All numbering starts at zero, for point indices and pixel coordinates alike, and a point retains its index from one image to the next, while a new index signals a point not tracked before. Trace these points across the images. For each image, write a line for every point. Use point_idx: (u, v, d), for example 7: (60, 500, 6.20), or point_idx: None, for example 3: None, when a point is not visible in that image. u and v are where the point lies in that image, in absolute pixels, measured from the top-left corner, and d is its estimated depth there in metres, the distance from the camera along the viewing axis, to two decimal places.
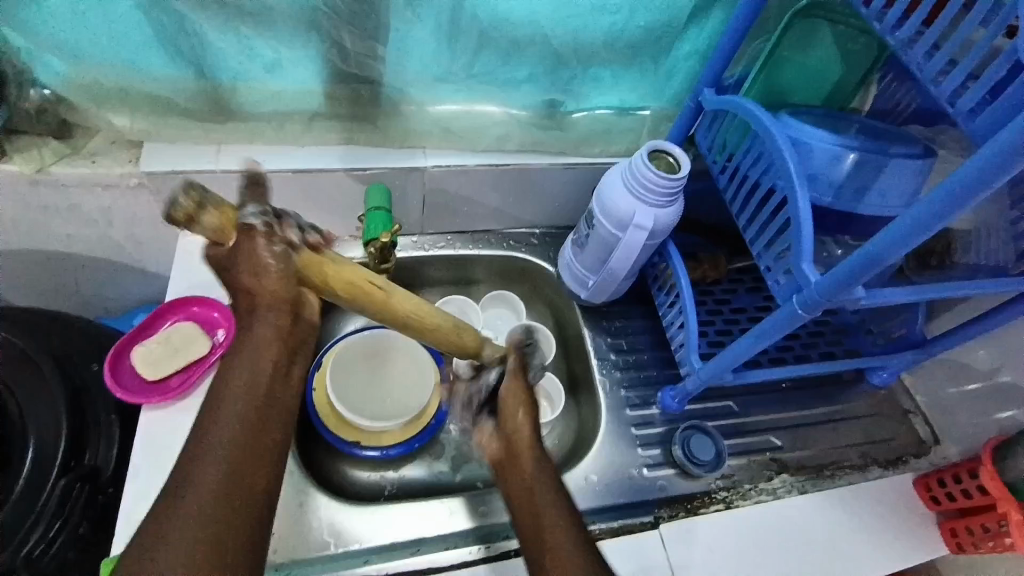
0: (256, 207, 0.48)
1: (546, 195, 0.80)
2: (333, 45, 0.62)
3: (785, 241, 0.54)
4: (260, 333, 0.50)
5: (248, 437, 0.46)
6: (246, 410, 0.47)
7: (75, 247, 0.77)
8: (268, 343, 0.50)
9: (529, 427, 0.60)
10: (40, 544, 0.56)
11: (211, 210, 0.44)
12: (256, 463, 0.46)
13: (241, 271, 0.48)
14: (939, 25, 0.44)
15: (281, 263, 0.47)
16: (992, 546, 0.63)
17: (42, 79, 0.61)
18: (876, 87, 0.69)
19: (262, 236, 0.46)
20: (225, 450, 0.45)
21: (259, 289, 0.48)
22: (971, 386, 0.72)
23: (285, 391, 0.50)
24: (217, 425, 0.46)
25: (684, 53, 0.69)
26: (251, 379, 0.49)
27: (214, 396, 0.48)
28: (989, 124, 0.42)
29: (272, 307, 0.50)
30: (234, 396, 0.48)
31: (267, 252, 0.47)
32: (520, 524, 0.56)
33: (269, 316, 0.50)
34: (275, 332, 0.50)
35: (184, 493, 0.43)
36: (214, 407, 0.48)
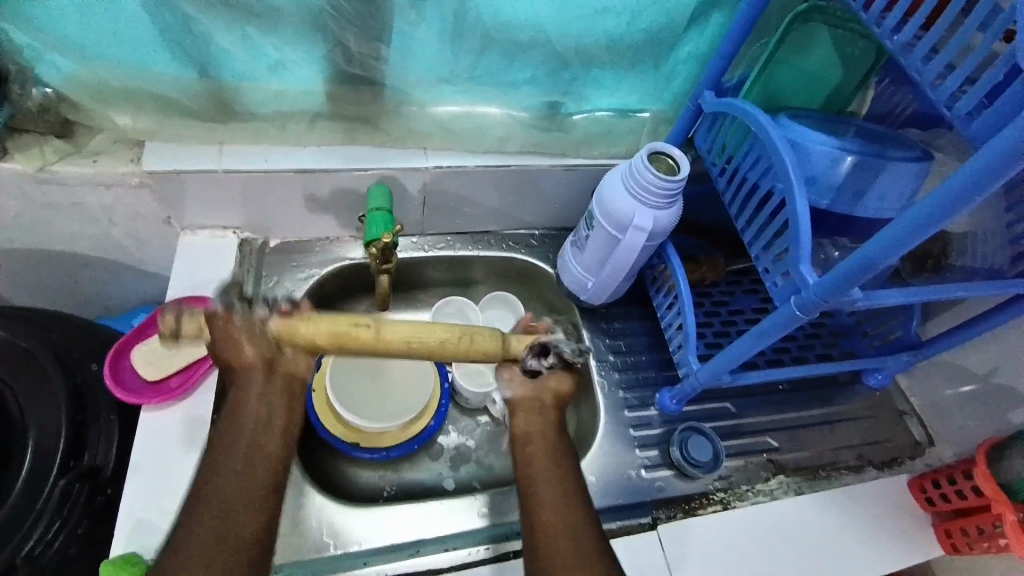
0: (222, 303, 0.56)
1: (546, 197, 0.81)
2: (337, 46, 0.63)
3: (783, 243, 0.54)
4: (244, 395, 0.55)
5: (240, 487, 0.51)
6: (240, 459, 0.52)
7: (76, 246, 0.77)
8: (252, 403, 0.55)
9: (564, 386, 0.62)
10: (40, 543, 0.56)
11: (188, 320, 0.52)
12: (245, 509, 0.50)
13: (227, 351, 0.55)
14: (938, 30, 0.45)
15: (252, 335, 0.54)
16: (987, 546, 0.64)
17: (44, 77, 0.61)
18: (873, 91, 0.69)
19: (225, 318, 0.54)
20: (219, 503, 0.49)
21: (238, 357, 0.55)
22: (965, 388, 0.73)
23: (269, 436, 0.54)
24: (213, 481, 0.51)
25: (684, 55, 0.70)
26: (242, 433, 0.53)
27: (209, 455, 0.53)
28: (987, 127, 0.42)
29: (249, 370, 0.55)
30: (225, 454, 0.52)
31: (238, 329, 0.54)
32: (528, 517, 0.55)
33: (250, 378, 0.55)
34: (258, 391, 0.55)
35: (188, 536, 0.48)
36: (209, 465, 0.52)
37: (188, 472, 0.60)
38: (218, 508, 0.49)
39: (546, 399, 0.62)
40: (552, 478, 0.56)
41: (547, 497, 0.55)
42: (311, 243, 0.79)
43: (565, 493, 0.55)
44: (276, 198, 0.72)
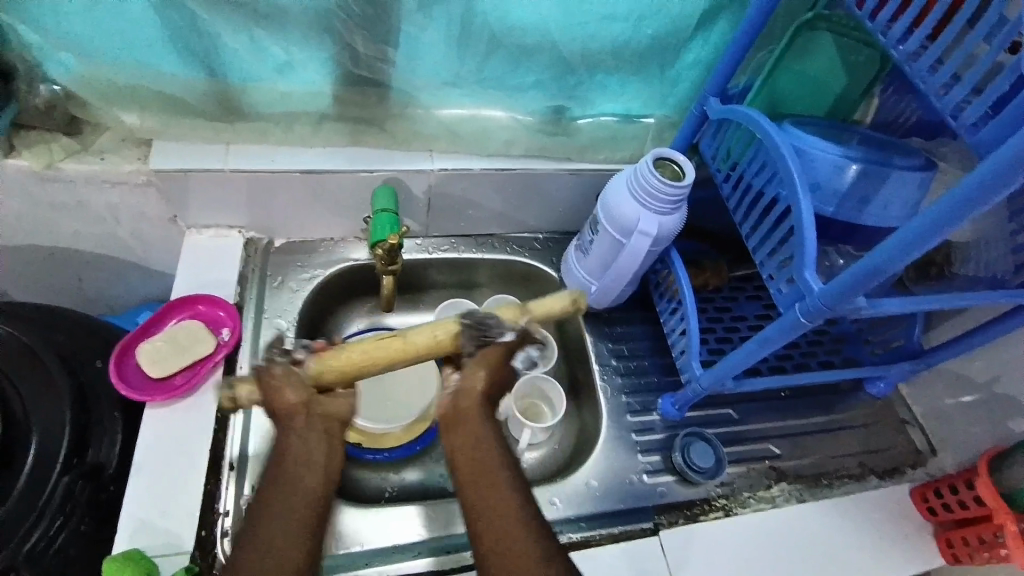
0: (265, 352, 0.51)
1: (550, 201, 0.81)
2: (345, 47, 0.63)
3: (788, 250, 0.54)
4: (285, 439, 0.49)
5: (286, 536, 0.45)
6: (286, 500, 0.47)
7: (81, 244, 0.77)
8: (296, 449, 0.48)
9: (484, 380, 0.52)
10: (42, 541, 0.56)
11: (242, 384, 0.50)
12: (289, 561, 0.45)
13: (265, 400, 0.50)
14: (945, 40, 0.45)
15: (290, 376, 0.49)
16: (988, 556, 0.64)
17: (53, 75, 0.61)
18: (877, 100, 0.69)
19: (268, 368, 0.49)
20: (265, 555, 0.45)
21: (277, 404, 0.49)
22: (967, 397, 0.73)
23: (314, 478, 0.48)
24: (260, 529, 0.46)
25: (689, 61, 0.70)
26: (289, 471, 0.48)
27: (259, 499, 0.47)
28: (992, 136, 0.43)
29: (290, 414, 0.49)
30: (272, 500, 0.47)
31: (279, 373, 0.49)
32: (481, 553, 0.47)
33: (290, 424, 0.49)
34: (295, 433, 0.49)
35: None
36: (256, 512, 0.47)
37: (191, 470, 0.61)
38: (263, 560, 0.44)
39: (466, 403, 0.52)
40: (496, 487, 0.49)
41: (490, 508, 0.48)
42: (315, 244, 0.79)
43: (512, 507, 0.48)
44: (281, 199, 0.73)
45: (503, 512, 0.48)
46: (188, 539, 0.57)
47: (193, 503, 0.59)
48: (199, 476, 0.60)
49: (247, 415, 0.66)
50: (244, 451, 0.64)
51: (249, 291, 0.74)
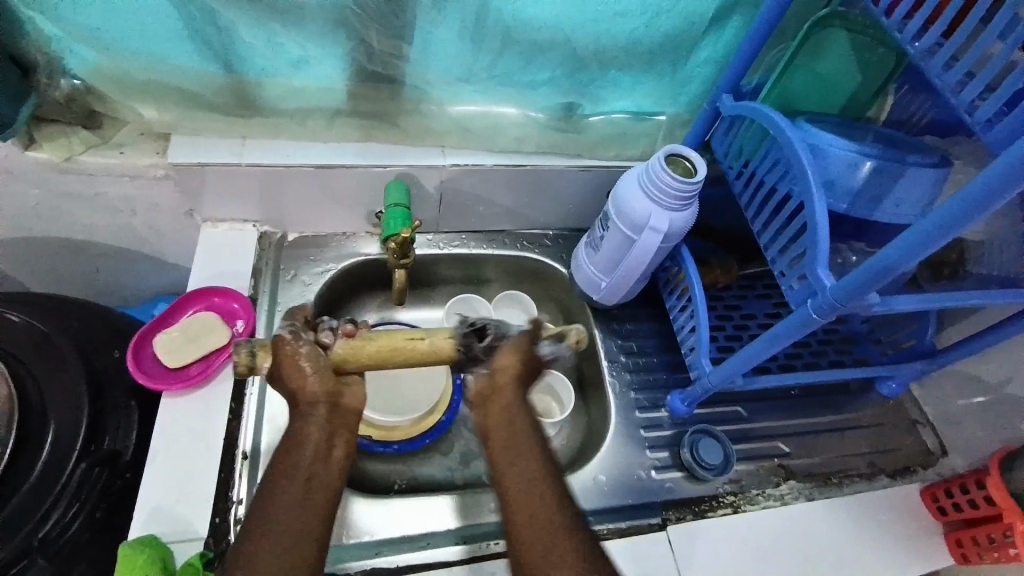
0: (286, 324, 0.55)
1: (561, 197, 0.81)
2: (360, 43, 0.64)
3: (799, 246, 0.55)
4: (303, 420, 0.52)
5: (304, 519, 0.48)
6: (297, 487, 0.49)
7: (97, 236, 0.78)
8: (313, 438, 0.51)
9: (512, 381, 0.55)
10: (57, 526, 0.57)
11: (260, 352, 0.52)
12: (305, 541, 0.47)
13: (286, 377, 0.53)
14: (959, 37, 0.45)
15: (313, 361, 0.53)
16: (997, 556, 0.64)
17: (73, 69, 0.62)
18: (891, 97, 0.69)
19: (292, 341, 0.53)
20: (276, 540, 0.46)
21: (310, 390, 0.52)
22: (979, 398, 0.72)
23: (328, 473, 0.51)
24: (276, 509, 0.48)
25: (702, 59, 0.70)
26: (298, 458, 0.50)
27: (268, 483, 0.50)
28: (1007, 133, 0.42)
29: (313, 402, 0.52)
30: (288, 482, 0.49)
31: (303, 357, 0.53)
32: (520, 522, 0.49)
33: (312, 412, 0.52)
34: (317, 424, 0.52)
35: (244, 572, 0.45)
36: (265, 497, 0.49)
37: (206, 459, 0.61)
38: (284, 538, 0.46)
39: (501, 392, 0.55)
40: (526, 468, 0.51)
41: (523, 493, 0.50)
42: (327, 238, 0.80)
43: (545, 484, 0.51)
44: (294, 193, 0.73)
45: (533, 498, 0.50)
46: (202, 526, 0.58)
47: (207, 491, 0.60)
48: (212, 466, 0.61)
49: (259, 404, 0.67)
50: (256, 441, 0.65)
51: (261, 284, 0.75)
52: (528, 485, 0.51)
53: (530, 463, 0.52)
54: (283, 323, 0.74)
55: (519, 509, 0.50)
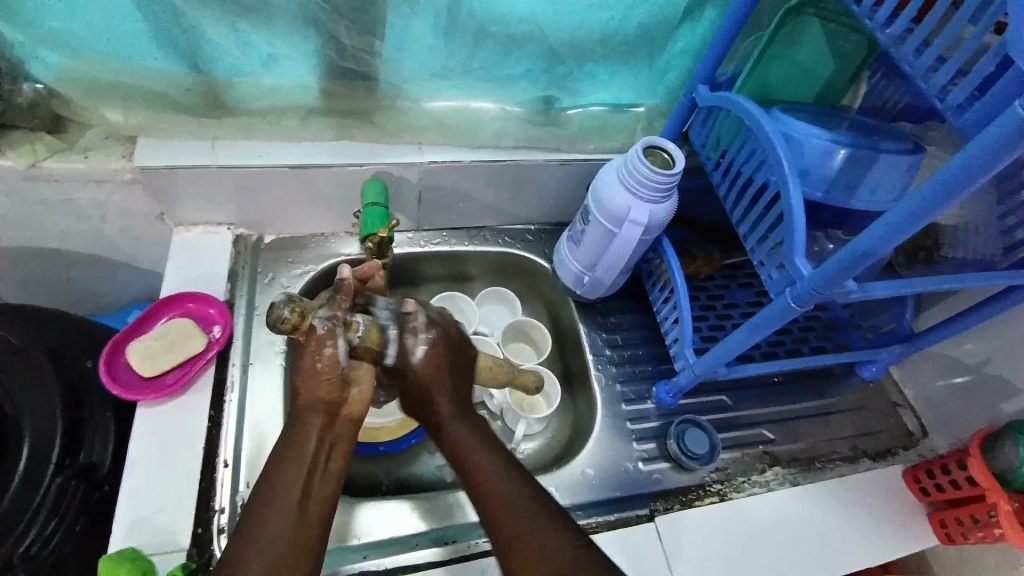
0: (326, 309, 0.48)
1: (541, 192, 0.81)
2: (331, 39, 0.62)
3: (777, 236, 0.55)
4: (301, 419, 0.52)
5: (297, 520, 0.49)
6: (289, 498, 0.49)
7: (68, 244, 0.77)
8: (310, 445, 0.51)
9: (446, 397, 0.56)
10: (37, 542, 0.55)
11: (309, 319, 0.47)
12: (294, 557, 0.47)
13: (301, 368, 0.51)
14: (929, 22, 0.45)
15: (332, 366, 0.49)
16: (981, 535, 0.65)
17: (35, 73, 0.61)
18: (865, 85, 0.69)
19: (323, 340, 0.48)
20: (265, 550, 0.47)
21: (316, 393, 0.51)
22: (958, 380, 0.74)
23: (321, 482, 0.51)
24: (267, 515, 0.48)
25: (678, 50, 0.70)
26: (290, 469, 0.50)
27: (256, 494, 0.50)
28: (977, 118, 0.43)
29: (313, 409, 0.52)
30: (283, 482, 0.50)
31: (324, 354, 0.49)
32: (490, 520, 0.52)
33: (311, 418, 0.52)
34: (317, 429, 0.51)
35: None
36: (256, 506, 0.49)
37: (187, 466, 0.61)
38: (274, 550, 0.47)
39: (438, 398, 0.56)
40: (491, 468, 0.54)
41: (491, 493, 0.52)
42: (305, 239, 0.79)
43: (513, 481, 0.53)
44: (269, 195, 0.72)
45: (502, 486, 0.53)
46: (185, 537, 0.57)
47: (190, 498, 0.59)
48: (194, 474, 0.60)
49: (240, 412, 0.66)
50: (239, 448, 0.64)
51: (239, 289, 0.73)
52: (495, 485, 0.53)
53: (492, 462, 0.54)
54: (263, 327, 0.73)
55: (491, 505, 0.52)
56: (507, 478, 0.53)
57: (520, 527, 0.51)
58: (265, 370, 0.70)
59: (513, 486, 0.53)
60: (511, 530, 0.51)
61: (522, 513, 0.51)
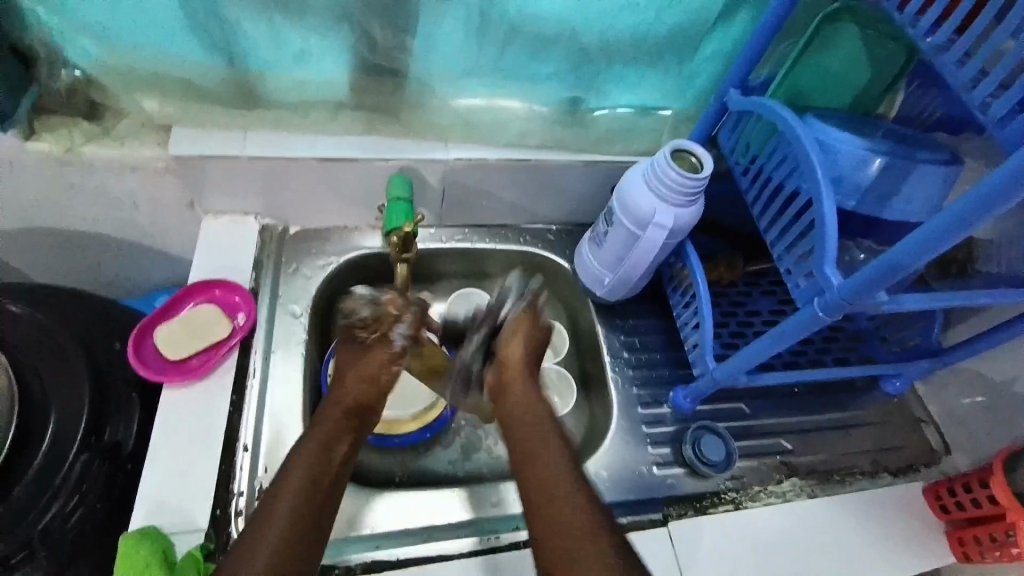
0: (402, 327, 0.60)
1: (565, 193, 0.81)
2: (362, 34, 0.63)
3: (807, 244, 0.54)
4: (332, 423, 0.57)
5: (299, 522, 0.50)
6: (311, 479, 0.53)
7: (98, 229, 0.78)
8: (335, 443, 0.56)
9: (526, 388, 0.60)
10: (57, 518, 0.56)
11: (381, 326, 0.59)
12: (303, 536, 0.50)
13: (353, 373, 0.60)
14: (974, 32, 0.44)
15: (391, 379, 0.61)
16: (999, 555, 0.64)
17: (73, 60, 0.62)
18: (902, 95, 0.68)
19: (389, 356, 0.60)
20: (280, 524, 0.49)
21: (364, 398, 0.60)
22: (985, 398, 0.72)
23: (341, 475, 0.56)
24: (288, 492, 0.51)
25: (709, 53, 0.69)
26: (318, 454, 0.54)
27: (283, 472, 0.53)
28: (1020, 131, 0.42)
29: (348, 413, 0.59)
30: (306, 466, 0.53)
31: (387, 366, 0.60)
32: (548, 513, 0.51)
33: (342, 420, 0.58)
34: (344, 439, 0.57)
35: (252, 548, 0.48)
36: (280, 484, 0.52)
37: (207, 450, 0.61)
38: (289, 525, 0.50)
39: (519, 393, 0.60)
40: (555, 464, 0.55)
41: (546, 489, 0.53)
42: (329, 231, 0.80)
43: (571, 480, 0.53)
44: (295, 187, 0.73)
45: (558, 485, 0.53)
46: (203, 519, 0.58)
47: (209, 481, 0.60)
48: (213, 458, 0.61)
49: (260, 399, 0.67)
50: (258, 432, 0.65)
51: (263, 279, 0.74)
52: (551, 482, 0.53)
53: (556, 458, 0.55)
54: (285, 317, 0.73)
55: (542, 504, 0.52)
56: (566, 474, 0.54)
57: (567, 525, 0.50)
58: (287, 359, 0.71)
59: (568, 483, 0.53)
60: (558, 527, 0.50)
61: (570, 509, 0.51)
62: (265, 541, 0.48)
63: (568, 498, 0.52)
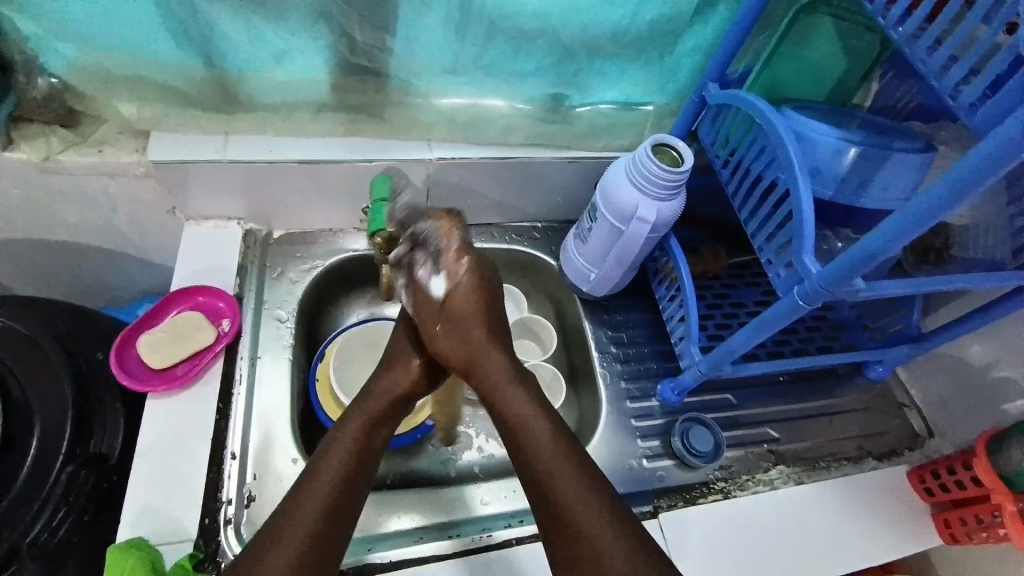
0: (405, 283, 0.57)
1: (549, 189, 0.81)
2: (343, 35, 0.63)
3: (785, 233, 0.55)
4: (376, 408, 0.55)
5: (330, 516, 0.47)
6: (342, 468, 0.50)
7: (79, 236, 0.77)
8: (364, 437, 0.53)
9: (525, 403, 0.52)
10: (45, 530, 0.56)
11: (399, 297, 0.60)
12: (327, 532, 0.47)
13: (379, 381, 0.57)
14: (943, 21, 0.45)
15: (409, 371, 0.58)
16: (986, 536, 0.65)
17: (49, 66, 0.61)
18: (876, 84, 0.69)
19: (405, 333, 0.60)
20: (306, 515, 0.47)
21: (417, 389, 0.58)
22: (966, 381, 0.73)
23: (370, 467, 0.52)
24: (319, 481, 0.49)
25: (688, 48, 0.70)
26: (349, 443, 0.52)
27: (317, 455, 0.51)
28: (989, 117, 0.43)
29: (382, 415, 0.55)
30: (339, 451, 0.51)
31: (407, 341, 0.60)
32: (556, 500, 0.47)
33: (372, 421, 0.54)
34: (384, 426, 0.55)
35: (279, 540, 0.45)
36: (308, 472, 0.50)
37: (195, 456, 0.61)
38: (317, 514, 0.47)
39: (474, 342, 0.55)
40: (532, 421, 0.51)
41: (548, 472, 0.48)
42: (314, 234, 0.80)
43: (585, 472, 0.48)
44: (278, 190, 0.73)
45: (538, 442, 0.50)
46: (192, 527, 0.58)
47: (198, 486, 0.60)
48: (202, 465, 0.61)
49: (248, 404, 0.67)
50: (246, 440, 0.65)
51: (248, 283, 0.74)
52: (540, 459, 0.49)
53: (519, 404, 0.52)
54: (271, 321, 0.73)
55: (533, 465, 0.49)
56: (558, 447, 0.50)
57: (564, 479, 0.48)
58: (274, 362, 0.71)
59: (562, 456, 0.49)
60: (552, 487, 0.48)
61: (580, 506, 0.46)
62: (294, 531, 0.46)
63: (570, 480, 0.48)
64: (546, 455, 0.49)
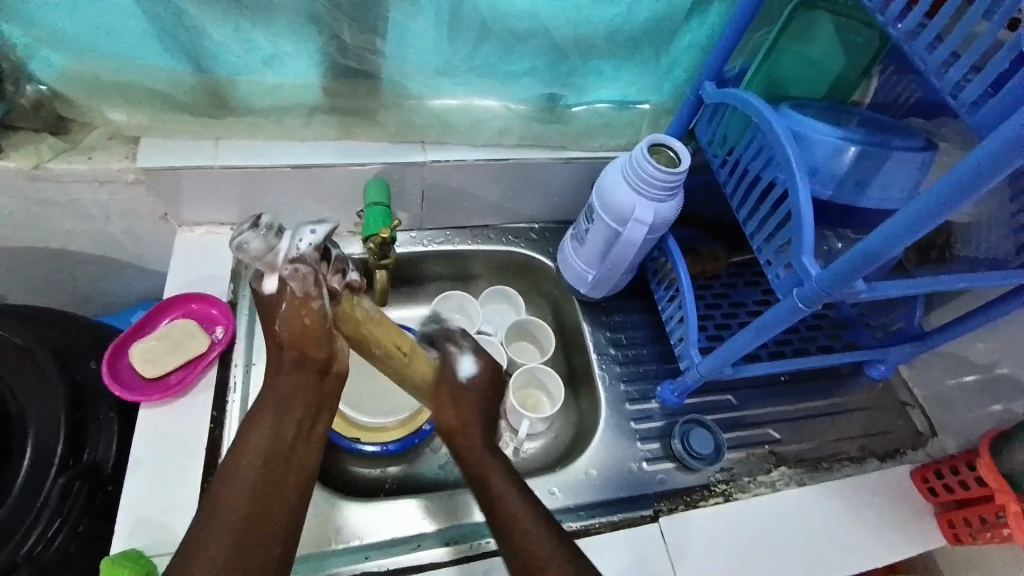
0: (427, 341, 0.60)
1: (546, 190, 0.80)
2: (333, 39, 0.62)
3: (785, 234, 0.54)
4: (281, 409, 0.50)
5: (249, 517, 0.46)
6: (261, 464, 0.48)
7: (73, 245, 0.77)
8: (279, 431, 0.50)
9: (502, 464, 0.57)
10: (40, 542, 0.55)
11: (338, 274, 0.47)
12: (250, 523, 0.46)
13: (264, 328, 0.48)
14: (942, 18, 0.44)
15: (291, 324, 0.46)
16: (990, 536, 0.64)
17: (38, 74, 0.61)
18: (876, 80, 0.68)
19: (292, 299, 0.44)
20: (227, 513, 0.46)
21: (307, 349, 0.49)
22: (968, 379, 0.73)
23: (293, 456, 0.50)
24: (238, 476, 0.48)
25: (685, 44, 0.69)
26: (265, 440, 0.49)
27: (232, 452, 0.49)
28: (993, 115, 0.42)
29: (298, 403, 0.51)
30: (256, 445, 0.49)
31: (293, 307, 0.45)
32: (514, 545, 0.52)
33: (283, 413, 0.51)
34: (298, 418, 0.51)
35: (203, 537, 0.45)
36: (226, 470, 0.48)
37: (189, 464, 0.60)
38: (238, 510, 0.46)
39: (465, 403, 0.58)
40: (508, 495, 0.55)
41: (509, 520, 0.53)
42: None
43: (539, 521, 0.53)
44: (271, 195, 0.72)
45: (513, 509, 0.54)
46: None
47: (192, 496, 0.59)
48: (198, 472, 0.60)
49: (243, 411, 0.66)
50: None
51: (242, 289, 0.73)
52: (506, 510, 0.54)
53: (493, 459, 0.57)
54: None
55: (508, 521, 0.53)
56: (522, 509, 0.54)
57: (525, 527, 0.53)
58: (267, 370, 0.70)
59: (523, 514, 0.53)
60: (521, 541, 0.52)
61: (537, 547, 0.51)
62: (216, 529, 0.45)
63: (526, 527, 0.52)
64: (511, 510, 0.54)
